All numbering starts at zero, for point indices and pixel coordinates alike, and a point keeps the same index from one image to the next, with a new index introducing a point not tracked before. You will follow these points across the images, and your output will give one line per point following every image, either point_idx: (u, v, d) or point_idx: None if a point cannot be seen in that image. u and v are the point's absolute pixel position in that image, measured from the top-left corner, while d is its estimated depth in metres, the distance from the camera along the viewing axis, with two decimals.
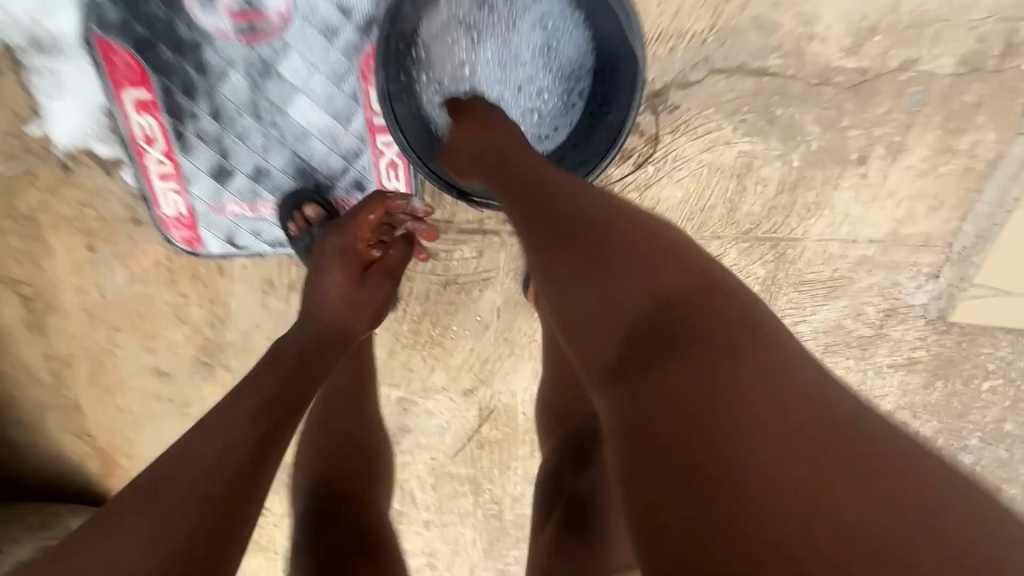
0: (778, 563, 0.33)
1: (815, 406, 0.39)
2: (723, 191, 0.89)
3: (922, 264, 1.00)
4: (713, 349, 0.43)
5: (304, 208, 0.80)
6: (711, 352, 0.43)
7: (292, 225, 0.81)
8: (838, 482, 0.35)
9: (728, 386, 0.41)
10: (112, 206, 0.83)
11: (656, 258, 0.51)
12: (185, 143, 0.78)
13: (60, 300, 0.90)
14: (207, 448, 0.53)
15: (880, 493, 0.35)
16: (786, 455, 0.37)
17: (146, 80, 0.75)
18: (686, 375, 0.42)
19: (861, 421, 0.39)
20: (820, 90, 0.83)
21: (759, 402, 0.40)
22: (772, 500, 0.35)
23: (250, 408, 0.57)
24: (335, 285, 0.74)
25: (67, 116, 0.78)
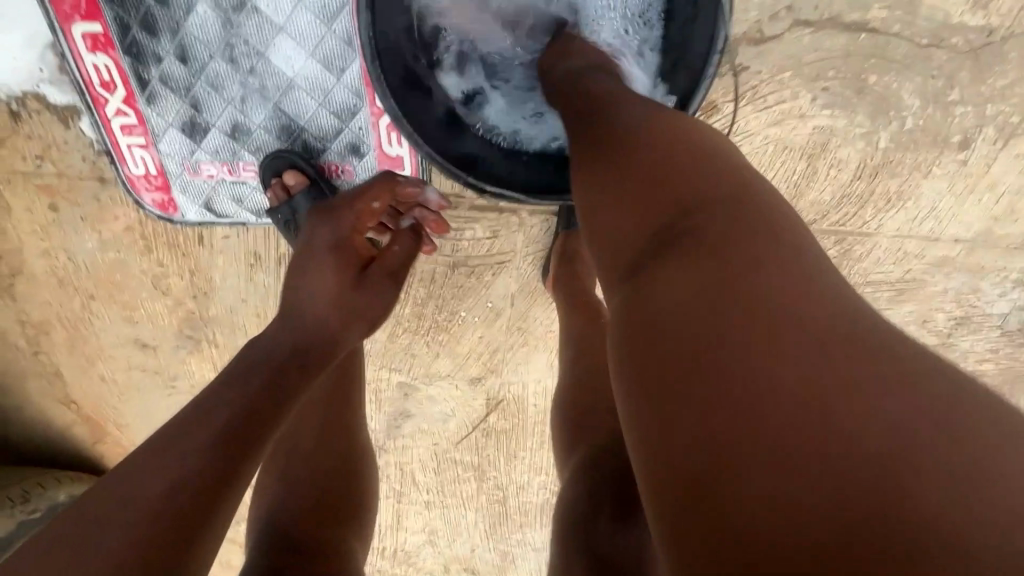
0: (770, 526, 0.26)
1: (845, 339, 0.30)
2: (789, 174, 0.74)
3: (1012, 270, 0.85)
4: (725, 265, 0.35)
5: (285, 174, 0.68)
6: (723, 268, 0.34)
7: (271, 194, 0.69)
8: (851, 425, 0.27)
9: (736, 308, 0.32)
10: (73, 161, 0.72)
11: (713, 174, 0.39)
12: (148, 90, 0.66)
13: (27, 263, 0.81)
14: (158, 453, 0.43)
15: (901, 443, 0.26)
16: (840, 412, 0.28)
17: (97, 11, 0.62)
18: (687, 294, 0.34)
19: (902, 359, 0.30)
20: (929, 54, 0.66)
21: (776, 329, 0.31)
22: (770, 443, 0.28)
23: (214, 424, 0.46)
24: (326, 282, 0.61)
25: (13, 54, 0.66)
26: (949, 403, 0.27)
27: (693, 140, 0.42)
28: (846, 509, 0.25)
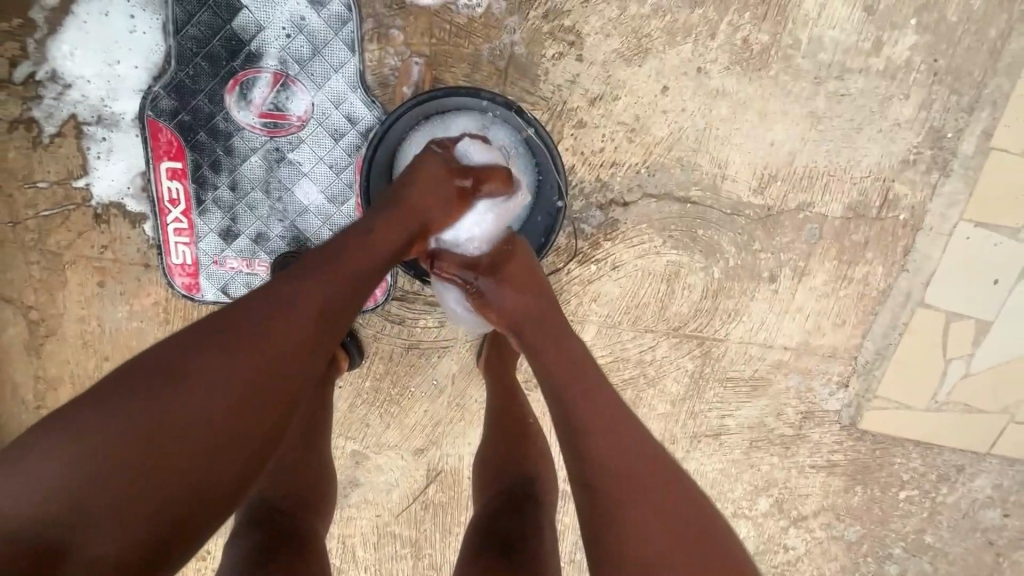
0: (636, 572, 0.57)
1: (664, 503, 0.60)
2: (655, 291, 1.04)
3: (833, 373, 1.12)
4: (609, 462, 0.62)
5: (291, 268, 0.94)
6: (608, 463, 0.62)
7: None
8: (655, 544, 0.58)
9: (617, 487, 0.61)
10: (128, 251, 0.97)
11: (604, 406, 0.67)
12: (202, 206, 0.94)
13: (62, 327, 1.01)
14: (183, 397, 0.51)
15: (670, 541, 0.58)
16: (651, 541, 0.58)
17: (181, 155, 0.91)
18: (598, 452, 0.63)
19: (689, 516, 0.60)
20: (733, 219, 1.01)
21: (627, 505, 0.60)
22: (643, 545, 0.58)
23: (270, 358, 0.56)
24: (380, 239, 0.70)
25: (111, 177, 0.92)
26: (701, 532, 0.59)
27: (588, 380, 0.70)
28: (666, 540, 0.58)
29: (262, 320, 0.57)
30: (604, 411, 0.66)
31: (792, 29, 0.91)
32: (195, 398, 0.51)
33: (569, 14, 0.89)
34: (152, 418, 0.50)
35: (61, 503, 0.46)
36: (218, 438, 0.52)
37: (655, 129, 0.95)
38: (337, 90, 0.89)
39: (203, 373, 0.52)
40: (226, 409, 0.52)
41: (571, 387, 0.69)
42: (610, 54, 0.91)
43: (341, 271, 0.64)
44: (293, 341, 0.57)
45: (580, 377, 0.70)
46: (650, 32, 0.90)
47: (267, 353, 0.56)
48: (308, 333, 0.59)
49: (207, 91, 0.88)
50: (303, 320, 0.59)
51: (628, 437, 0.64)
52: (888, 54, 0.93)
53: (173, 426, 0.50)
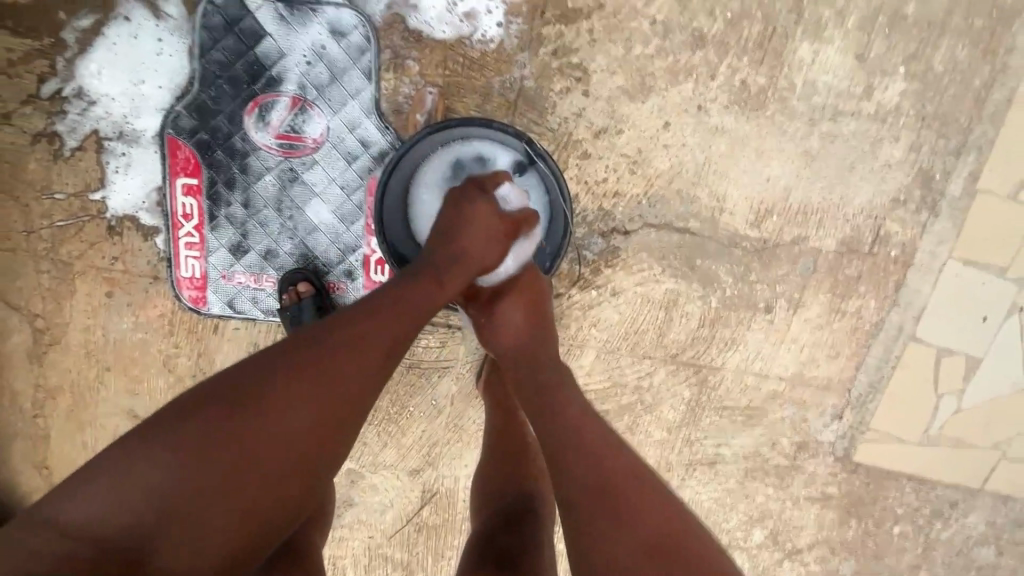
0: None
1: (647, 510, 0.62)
2: (653, 318, 1.07)
3: (827, 405, 1.13)
4: (590, 472, 0.65)
5: (298, 285, 0.96)
6: (591, 474, 0.64)
7: (285, 297, 0.96)
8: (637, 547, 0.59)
9: (599, 495, 0.63)
10: (138, 263, 0.99)
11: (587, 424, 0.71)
12: (215, 222, 0.96)
13: (67, 337, 1.02)
14: (252, 434, 0.54)
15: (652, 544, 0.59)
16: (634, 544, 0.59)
17: (198, 172, 0.94)
18: (580, 464, 0.66)
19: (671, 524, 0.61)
20: (730, 250, 1.04)
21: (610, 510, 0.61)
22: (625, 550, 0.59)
23: (332, 403, 0.58)
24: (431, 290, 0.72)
25: (128, 191, 0.95)
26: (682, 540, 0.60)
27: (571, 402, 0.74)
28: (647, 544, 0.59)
29: (327, 364, 0.59)
30: (586, 428, 0.70)
31: (788, 72, 0.95)
32: (264, 436, 0.54)
33: (576, 51, 0.92)
34: (222, 451, 0.53)
35: (137, 520, 0.50)
36: (273, 478, 0.54)
37: (656, 162, 0.98)
38: (352, 115, 0.92)
39: (272, 413, 0.55)
40: (288, 450, 0.55)
41: (557, 411, 0.73)
42: (615, 90, 0.94)
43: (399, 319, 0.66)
44: (350, 392, 0.59)
45: (570, 402, 0.74)
46: (653, 70, 0.93)
47: (330, 399, 0.58)
48: (366, 383, 0.61)
49: (227, 112, 0.91)
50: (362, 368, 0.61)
51: (608, 449, 0.67)
52: (880, 99, 0.97)
53: (232, 467, 0.53)
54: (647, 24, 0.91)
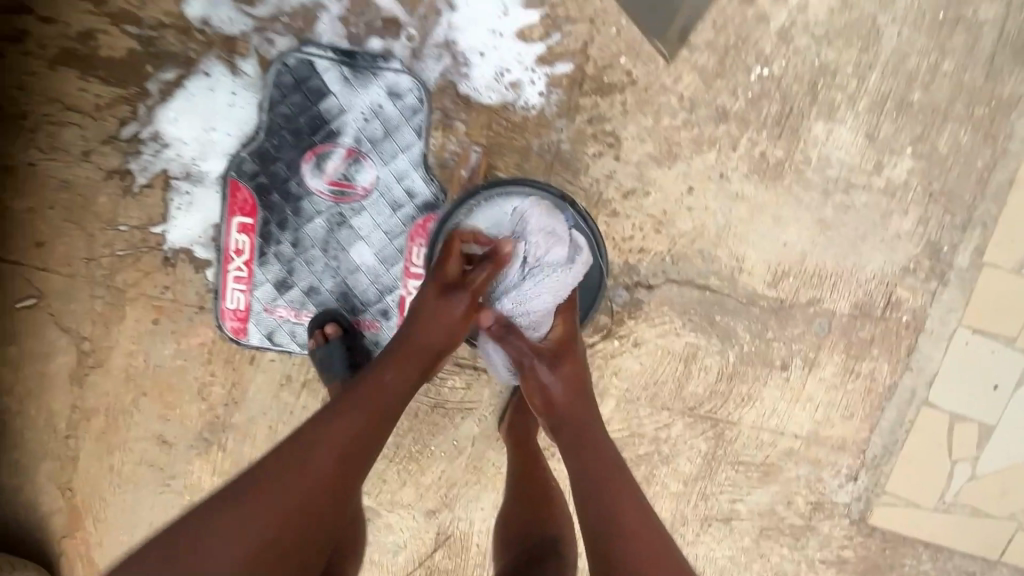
0: None
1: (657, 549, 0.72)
2: (673, 370, 1.10)
3: (842, 465, 1.15)
4: (614, 513, 0.75)
5: (325, 326, 1.01)
6: (614, 514, 0.75)
7: (313, 338, 1.01)
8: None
9: (619, 535, 0.73)
10: (187, 293, 1.04)
11: (616, 471, 0.80)
12: (264, 258, 1.02)
13: (110, 360, 1.06)
14: (255, 512, 0.63)
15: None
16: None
17: (253, 212, 1.01)
18: (607, 507, 0.76)
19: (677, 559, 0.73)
20: (748, 308, 1.09)
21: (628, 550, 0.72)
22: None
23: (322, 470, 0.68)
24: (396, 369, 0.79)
25: (186, 226, 1.01)
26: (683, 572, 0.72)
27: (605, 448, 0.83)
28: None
29: (312, 438, 0.69)
30: (613, 474, 0.79)
31: (805, 146, 1.02)
32: (264, 510, 0.63)
33: (610, 120, 1.00)
34: (234, 533, 0.61)
35: None
36: (289, 528, 0.64)
37: (680, 222, 1.05)
38: (401, 167, 1.00)
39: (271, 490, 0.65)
40: (290, 516, 0.64)
41: (604, 490, 0.77)
42: (644, 155, 1.01)
43: (365, 399, 0.74)
44: (342, 445, 0.70)
45: (614, 476, 0.79)
46: (679, 140, 1.01)
47: (319, 469, 0.67)
48: (356, 437, 0.71)
49: (287, 159, 0.99)
50: (344, 438, 0.70)
51: (628, 493, 0.77)
52: (889, 175, 1.04)
53: (252, 525, 0.62)
54: (675, 98, 0.99)
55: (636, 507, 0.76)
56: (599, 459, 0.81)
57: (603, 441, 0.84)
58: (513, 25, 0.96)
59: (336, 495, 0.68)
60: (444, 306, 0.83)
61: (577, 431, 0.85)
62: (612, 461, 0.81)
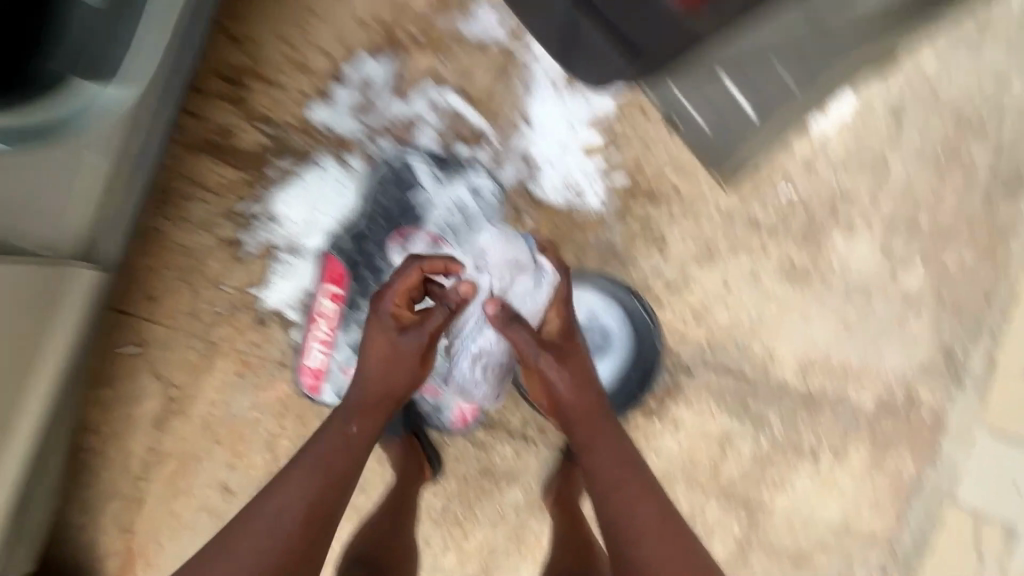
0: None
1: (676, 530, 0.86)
2: (709, 452, 1.18)
3: (873, 559, 1.18)
4: (635, 502, 0.86)
5: None
6: (637, 504, 0.86)
7: None
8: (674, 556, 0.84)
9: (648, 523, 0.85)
10: (272, 350, 1.16)
11: (629, 468, 0.88)
12: (346, 323, 1.15)
13: (192, 407, 1.16)
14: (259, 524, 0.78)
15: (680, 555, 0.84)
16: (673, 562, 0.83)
17: (342, 282, 1.14)
18: (627, 496, 0.86)
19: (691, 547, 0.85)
20: (779, 397, 1.18)
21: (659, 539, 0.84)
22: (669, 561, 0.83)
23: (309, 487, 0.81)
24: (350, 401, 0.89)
25: (282, 291, 1.15)
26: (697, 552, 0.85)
27: (622, 449, 0.89)
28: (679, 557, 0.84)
29: (301, 465, 0.84)
30: (627, 476, 0.87)
31: (828, 256, 1.17)
32: (268, 522, 0.78)
33: (658, 223, 1.16)
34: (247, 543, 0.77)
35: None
36: (285, 551, 0.77)
37: (717, 315, 1.17)
38: (475, 251, 1.14)
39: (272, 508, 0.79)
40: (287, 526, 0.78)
41: (623, 487, 0.87)
42: (686, 256, 1.16)
43: (335, 433, 0.86)
44: (315, 483, 0.82)
45: (629, 480, 0.87)
46: (718, 244, 1.16)
47: (304, 487, 0.81)
48: (336, 459, 0.84)
49: (377, 239, 1.15)
50: (323, 462, 0.84)
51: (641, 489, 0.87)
52: (903, 285, 1.17)
53: (261, 536, 0.77)
54: (714, 209, 1.16)
55: (651, 498, 0.87)
56: (613, 459, 0.88)
57: (618, 440, 0.90)
58: (579, 142, 1.15)
59: (322, 508, 0.81)
60: (391, 349, 0.88)
61: (588, 423, 0.89)
62: (626, 459, 0.89)
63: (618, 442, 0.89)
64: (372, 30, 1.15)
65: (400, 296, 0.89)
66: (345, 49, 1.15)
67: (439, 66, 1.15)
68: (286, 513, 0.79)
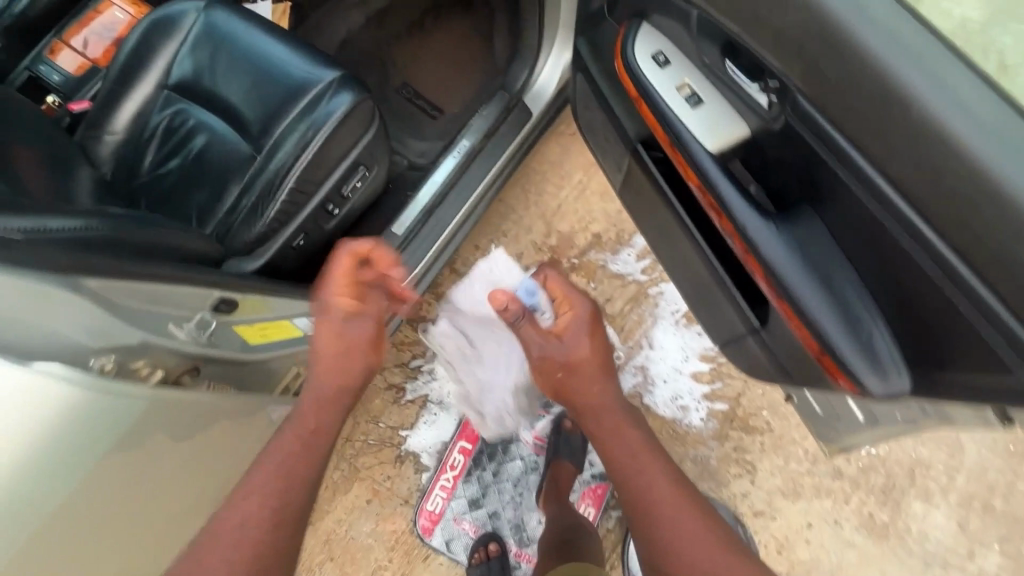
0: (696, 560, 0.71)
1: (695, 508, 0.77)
2: None
3: None
4: (646, 481, 0.79)
5: (490, 543, 1.29)
6: (649, 481, 0.79)
7: (477, 553, 1.28)
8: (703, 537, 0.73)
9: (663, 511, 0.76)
10: (401, 486, 1.35)
11: (642, 452, 0.83)
12: (468, 477, 1.35)
13: (320, 522, 1.33)
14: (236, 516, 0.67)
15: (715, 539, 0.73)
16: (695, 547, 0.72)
17: (474, 441, 1.37)
18: (645, 481, 0.79)
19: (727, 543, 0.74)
20: None
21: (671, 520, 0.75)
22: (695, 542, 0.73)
23: (280, 460, 0.73)
24: (317, 393, 0.82)
25: (425, 438, 1.38)
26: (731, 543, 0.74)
27: (635, 438, 0.86)
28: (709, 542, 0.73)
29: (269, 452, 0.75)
30: (636, 457, 0.83)
31: (906, 518, 1.28)
32: (242, 509, 0.67)
33: (750, 451, 1.34)
34: (217, 535, 0.65)
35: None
36: (260, 531, 0.66)
37: (799, 551, 1.28)
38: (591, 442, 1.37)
39: (244, 496, 0.69)
40: (269, 504, 0.68)
41: (631, 465, 0.82)
42: (773, 487, 1.31)
43: (315, 420, 0.78)
44: (290, 456, 0.73)
45: (632, 455, 0.83)
46: (803, 482, 1.31)
47: (271, 465, 0.72)
48: (310, 442, 0.76)
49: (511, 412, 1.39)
50: (300, 447, 0.75)
51: (657, 476, 0.80)
52: (980, 564, 1.25)
53: (229, 526, 0.66)
54: (802, 450, 1.33)
55: (666, 477, 0.80)
56: (627, 455, 0.83)
57: (631, 433, 0.87)
58: (689, 368, 1.40)
59: (302, 486, 0.71)
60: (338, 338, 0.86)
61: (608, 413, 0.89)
62: (644, 447, 0.84)
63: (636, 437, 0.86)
64: (543, 253, 1.52)
65: (342, 286, 0.86)
66: (519, 262, 1.52)
67: (587, 287, 1.49)
68: (250, 520, 0.66)
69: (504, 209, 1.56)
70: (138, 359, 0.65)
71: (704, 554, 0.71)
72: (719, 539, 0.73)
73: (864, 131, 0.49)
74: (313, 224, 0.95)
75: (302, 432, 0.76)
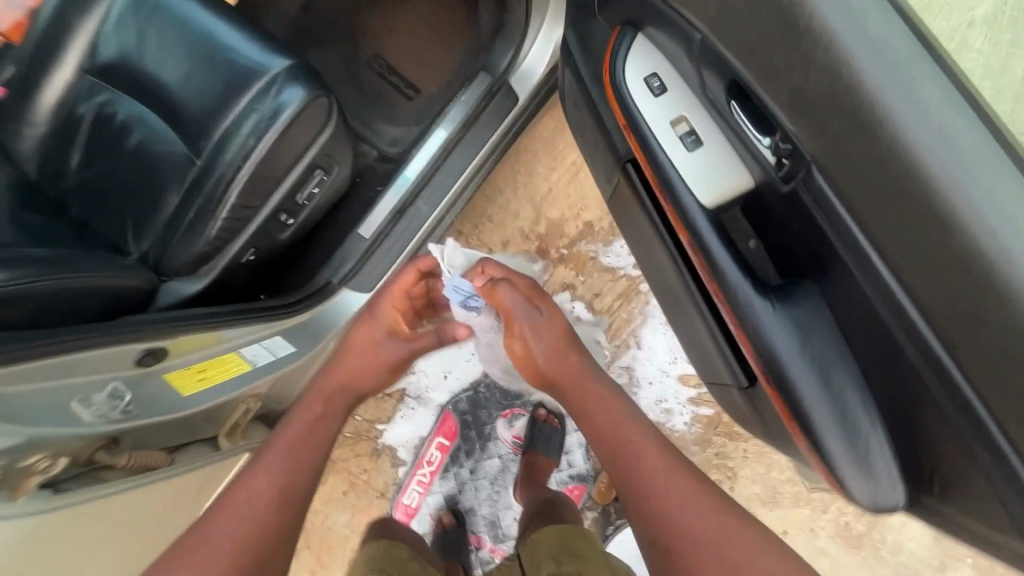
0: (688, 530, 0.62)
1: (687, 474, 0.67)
2: None
3: None
4: (629, 450, 0.70)
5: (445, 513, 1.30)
6: (630, 449, 0.70)
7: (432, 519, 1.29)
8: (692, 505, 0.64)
9: (644, 478, 0.67)
10: (379, 480, 1.34)
11: (626, 420, 0.74)
12: (444, 473, 1.34)
13: None
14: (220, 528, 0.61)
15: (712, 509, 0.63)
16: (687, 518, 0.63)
17: (452, 437, 1.34)
18: (627, 448, 0.71)
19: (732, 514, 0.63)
20: None
21: (655, 488, 0.66)
22: (686, 512, 0.63)
23: (279, 459, 0.69)
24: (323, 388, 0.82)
25: (401, 432, 1.35)
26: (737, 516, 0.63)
27: (615, 402, 0.77)
28: (702, 511, 0.63)
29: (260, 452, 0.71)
30: (621, 426, 0.73)
31: (882, 529, 1.27)
32: (232, 523, 0.61)
33: (731, 458, 1.31)
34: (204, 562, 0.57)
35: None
36: (262, 531, 0.62)
37: None
38: (570, 442, 1.34)
39: (233, 509, 0.63)
40: (266, 508, 0.64)
41: (614, 436, 0.73)
42: (752, 494, 1.30)
43: (315, 421, 0.77)
44: (285, 454, 0.70)
45: (613, 417, 0.75)
46: (782, 490, 1.30)
47: (271, 466, 0.68)
48: (305, 435, 0.73)
49: (490, 409, 1.35)
50: (295, 443, 0.72)
51: (639, 444, 0.71)
52: None
53: (218, 533, 0.60)
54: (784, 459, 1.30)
55: (651, 445, 0.71)
56: (611, 424, 0.74)
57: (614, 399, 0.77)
58: (677, 370, 1.35)
59: (304, 479, 0.69)
60: (372, 349, 0.86)
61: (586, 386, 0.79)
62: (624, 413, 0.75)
63: (612, 401, 0.77)
64: (530, 241, 1.42)
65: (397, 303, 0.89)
66: (504, 251, 1.43)
67: (575, 280, 1.40)
68: (257, 498, 0.64)
69: (491, 191, 1.45)
70: (31, 455, 0.58)
71: (706, 524, 0.62)
72: (719, 506, 0.64)
73: (892, 240, 0.41)
74: (265, 236, 0.86)
75: (303, 432, 0.74)
